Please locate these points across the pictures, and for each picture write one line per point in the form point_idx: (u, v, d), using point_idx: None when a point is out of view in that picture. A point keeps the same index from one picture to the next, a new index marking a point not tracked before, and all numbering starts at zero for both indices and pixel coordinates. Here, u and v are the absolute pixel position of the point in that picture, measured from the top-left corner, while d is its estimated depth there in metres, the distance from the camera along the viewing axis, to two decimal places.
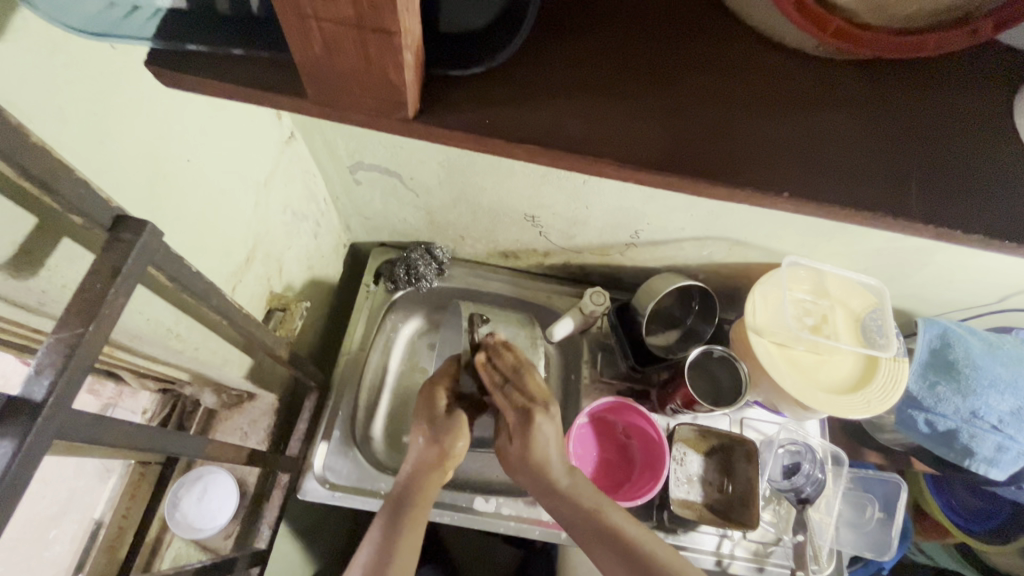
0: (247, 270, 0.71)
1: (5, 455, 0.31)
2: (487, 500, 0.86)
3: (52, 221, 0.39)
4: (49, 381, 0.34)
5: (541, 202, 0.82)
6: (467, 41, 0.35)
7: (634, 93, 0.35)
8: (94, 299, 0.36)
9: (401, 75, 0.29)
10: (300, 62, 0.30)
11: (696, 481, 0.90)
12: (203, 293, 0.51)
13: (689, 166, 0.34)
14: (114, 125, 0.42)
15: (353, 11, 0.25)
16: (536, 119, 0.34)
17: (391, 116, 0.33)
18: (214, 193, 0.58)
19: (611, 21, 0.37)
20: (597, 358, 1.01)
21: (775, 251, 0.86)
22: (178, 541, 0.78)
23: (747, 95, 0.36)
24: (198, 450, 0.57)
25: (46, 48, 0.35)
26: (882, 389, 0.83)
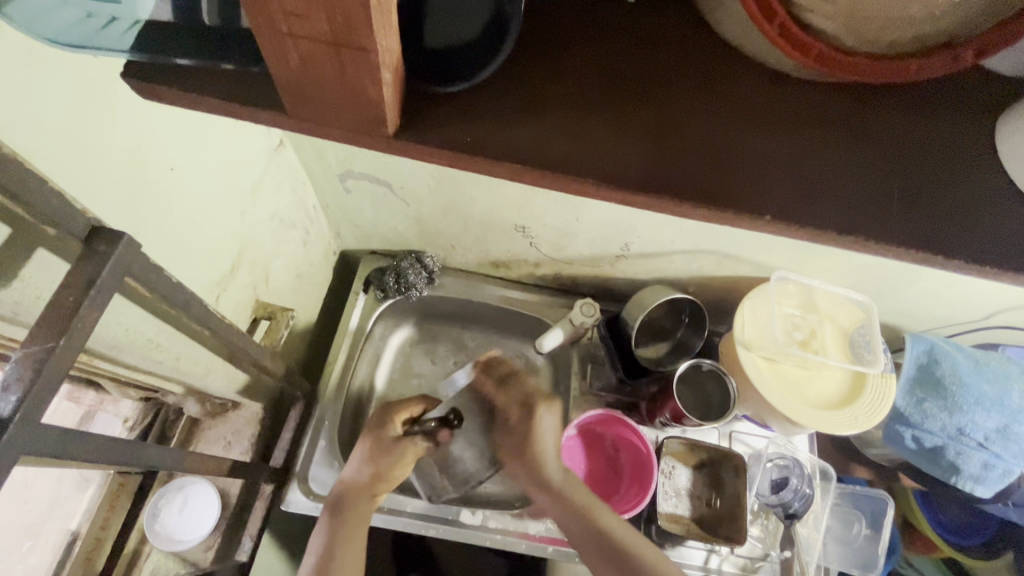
0: (232, 279, 0.70)
1: None
2: (474, 513, 0.85)
3: (28, 231, 0.38)
4: (16, 398, 0.33)
5: (530, 213, 0.84)
6: (453, 57, 0.34)
7: (618, 112, 0.35)
8: (66, 311, 0.35)
9: (380, 93, 0.28)
10: (279, 78, 0.29)
11: (684, 494, 0.90)
12: (183, 304, 0.50)
13: (671, 186, 0.33)
14: (95, 135, 0.41)
15: (329, 29, 0.24)
16: (520, 138, 0.34)
17: (371, 133, 0.32)
18: (197, 200, 0.57)
19: (597, 41, 0.37)
20: (586, 370, 1.01)
21: (764, 265, 0.86)
22: (156, 553, 0.76)
23: (730, 117, 0.36)
24: (176, 463, 0.55)
25: (23, 58, 0.34)
26: (870, 405, 0.83)
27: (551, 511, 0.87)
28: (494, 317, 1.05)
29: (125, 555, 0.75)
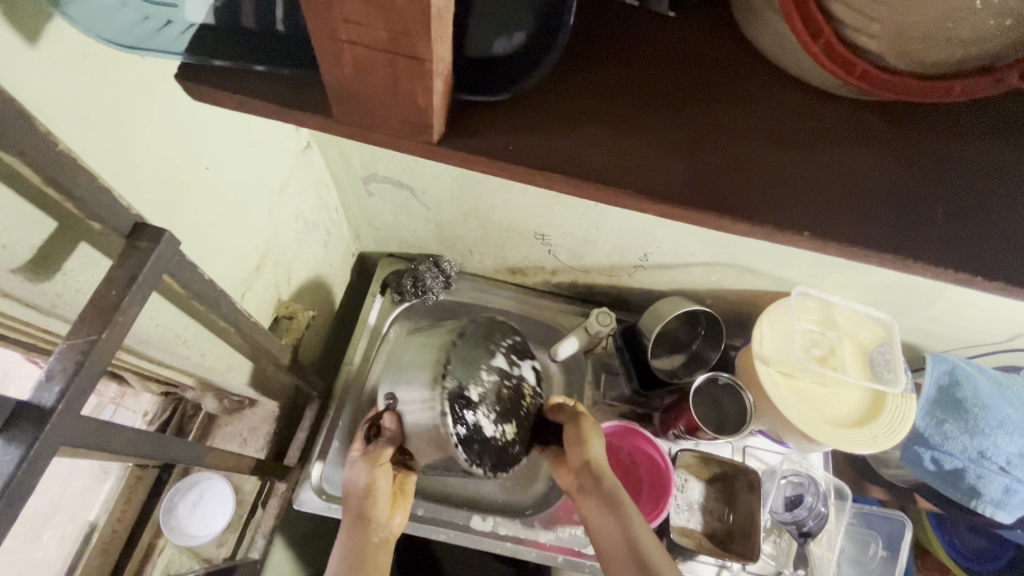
0: (257, 278, 0.71)
1: (10, 462, 0.31)
2: (484, 519, 0.89)
3: (71, 226, 0.39)
4: (60, 388, 0.34)
5: (551, 221, 0.85)
6: (495, 67, 0.34)
7: (659, 124, 0.34)
8: (109, 306, 0.36)
9: (430, 99, 0.28)
10: (330, 84, 0.29)
11: (696, 508, 0.91)
12: (214, 301, 0.51)
13: (713, 202, 0.33)
14: (139, 133, 0.42)
15: (387, 37, 0.24)
16: (560, 147, 0.33)
17: (412, 140, 0.32)
18: (227, 199, 0.58)
19: (638, 51, 0.36)
20: (600, 379, 1.01)
21: (784, 279, 0.86)
22: (170, 548, 0.76)
23: (771, 132, 0.35)
24: (198, 458, 0.56)
25: (74, 55, 0.35)
26: (889, 425, 0.82)
27: (562, 520, 0.89)
28: (510, 323, 1.06)
29: (141, 548, 0.75)
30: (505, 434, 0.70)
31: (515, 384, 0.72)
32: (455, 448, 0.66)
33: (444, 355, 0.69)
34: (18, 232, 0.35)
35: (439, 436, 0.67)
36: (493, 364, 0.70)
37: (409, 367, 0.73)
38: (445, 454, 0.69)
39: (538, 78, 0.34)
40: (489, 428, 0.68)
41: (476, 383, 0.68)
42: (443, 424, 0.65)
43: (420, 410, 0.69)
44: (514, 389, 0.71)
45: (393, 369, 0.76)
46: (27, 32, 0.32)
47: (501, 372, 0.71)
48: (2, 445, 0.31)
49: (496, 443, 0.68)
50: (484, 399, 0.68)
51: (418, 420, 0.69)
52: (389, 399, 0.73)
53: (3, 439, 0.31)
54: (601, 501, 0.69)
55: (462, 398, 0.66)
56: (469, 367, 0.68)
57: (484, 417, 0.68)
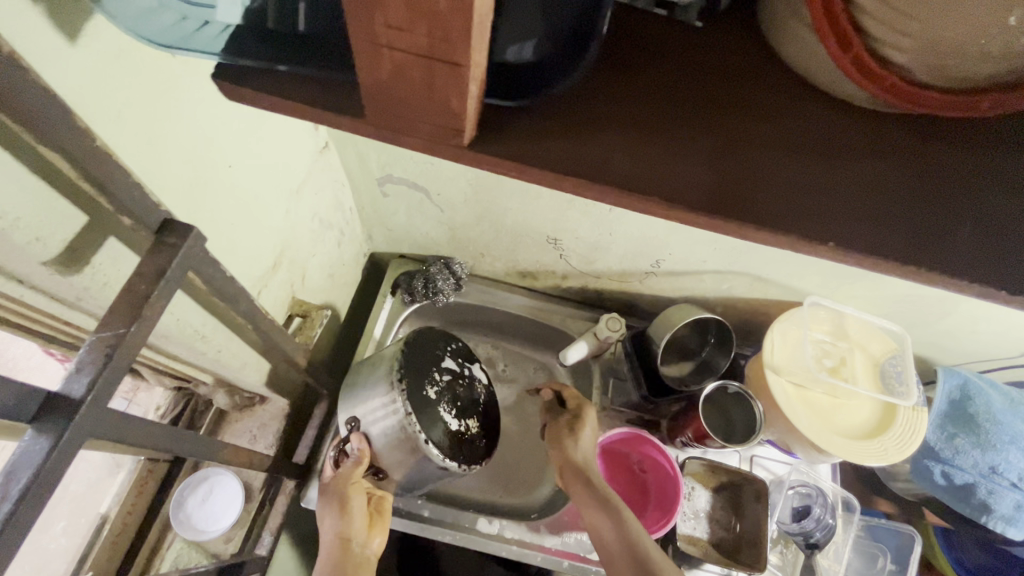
0: (273, 276, 0.71)
1: (40, 453, 0.31)
2: (491, 522, 0.88)
3: (102, 220, 0.39)
4: (89, 380, 0.34)
5: (564, 226, 0.85)
6: (525, 75, 0.34)
7: (684, 133, 0.34)
8: (137, 300, 0.37)
9: (464, 104, 0.28)
10: (366, 86, 0.29)
11: (703, 516, 0.90)
12: (233, 298, 0.52)
13: (735, 212, 0.33)
14: (168, 130, 0.43)
15: (427, 42, 0.25)
16: (586, 153, 0.33)
17: (443, 143, 0.32)
18: (248, 197, 0.58)
19: (665, 60, 0.37)
20: (608, 384, 1.01)
21: (797, 289, 0.86)
22: (179, 542, 0.77)
23: (795, 143, 0.35)
24: (212, 454, 0.56)
25: (111, 53, 0.36)
26: (900, 437, 0.81)
27: (567, 526, 0.89)
28: (518, 326, 1.06)
29: (149, 541, 0.76)
30: (468, 427, 0.68)
31: (468, 382, 0.72)
32: (426, 445, 0.64)
33: (395, 362, 0.68)
34: (51, 226, 0.35)
35: (408, 439, 0.64)
36: (444, 366, 0.70)
37: (364, 385, 0.70)
38: (417, 461, 0.66)
39: (567, 85, 0.34)
40: (450, 422, 0.67)
41: (431, 383, 0.68)
42: (409, 422, 0.63)
43: (381, 418, 0.66)
44: (468, 386, 0.71)
45: (348, 395, 0.72)
46: (68, 31, 0.33)
47: (454, 374, 0.71)
48: (32, 435, 0.32)
49: (462, 438, 0.67)
50: (441, 396, 0.68)
51: (384, 432, 0.66)
52: (351, 421, 0.68)
53: (33, 430, 0.32)
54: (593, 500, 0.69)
55: (420, 398, 0.66)
56: (422, 371, 0.68)
57: (446, 414, 0.67)
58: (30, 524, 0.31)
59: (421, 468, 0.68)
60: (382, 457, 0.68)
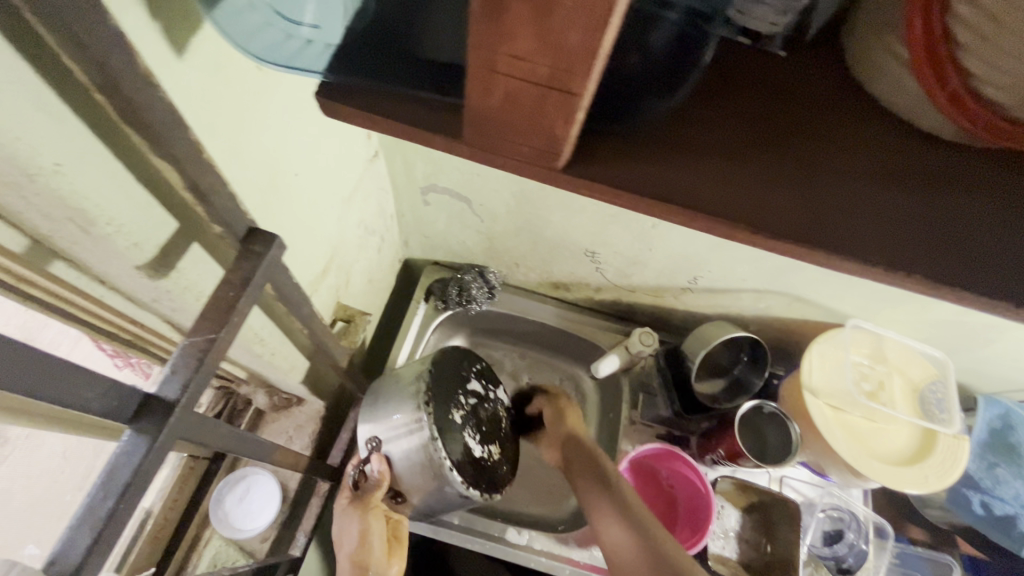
0: (322, 280, 0.72)
1: (140, 451, 0.32)
2: (520, 532, 0.88)
3: (190, 227, 0.40)
4: (182, 382, 0.35)
5: (604, 239, 0.86)
6: (618, 97, 0.35)
7: (771, 162, 0.35)
8: (225, 306, 0.38)
9: (568, 129, 0.29)
10: (471, 109, 0.30)
11: (732, 536, 0.91)
12: (296, 303, 0.53)
13: (822, 243, 0.33)
14: (253, 141, 0.44)
15: (547, 72, 0.26)
16: (675, 180, 0.34)
17: (538, 164, 0.33)
18: (309, 204, 0.60)
19: (750, 89, 0.37)
20: (638, 399, 1.02)
21: (837, 311, 0.86)
22: (218, 539, 0.79)
23: (881, 176, 0.35)
24: (265, 455, 0.57)
25: (212, 66, 0.37)
26: (941, 466, 0.80)
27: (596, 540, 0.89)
28: (549, 337, 1.06)
29: (188, 537, 0.77)
30: (490, 454, 0.68)
31: (492, 406, 0.72)
32: (450, 471, 0.62)
33: (420, 381, 0.66)
34: (148, 232, 0.37)
35: (433, 463, 0.62)
36: (469, 388, 0.69)
37: (386, 402, 0.68)
38: (438, 487, 0.64)
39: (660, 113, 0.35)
40: (474, 447, 0.66)
41: (456, 406, 0.67)
42: (434, 446, 0.62)
43: (406, 439, 0.64)
44: (489, 410, 0.71)
45: (367, 411, 0.70)
46: (176, 44, 0.33)
47: (479, 396, 0.71)
48: (132, 435, 0.33)
49: (484, 464, 0.67)
50: (466, 420, 0.67)
51: (406, 455, 0.64)
52: (371, 442, 0.67)
53: (134, 429, 0.33)
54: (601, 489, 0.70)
55: (445, 421, 0.65)
56: (448, 393, 0.67)
57: (471, 439, 0.67)
58: (128, 521, 0.32)
59: (441, 495, 0.66)
60: (403, 480, 0.66)
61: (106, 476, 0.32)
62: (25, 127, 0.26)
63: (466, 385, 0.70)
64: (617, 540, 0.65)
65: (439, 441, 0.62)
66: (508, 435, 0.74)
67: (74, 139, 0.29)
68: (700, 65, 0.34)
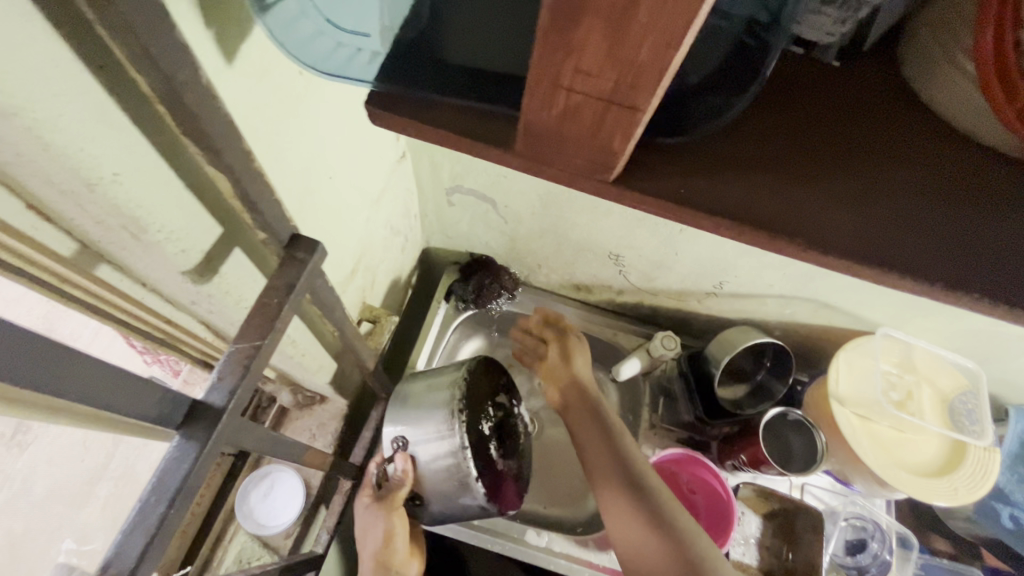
0: (350, 281, 0.73)
1: (189, 457, 0.33)
2: (540, 534, 0.88)
3: (233, 233, 0.41)
4: (230, 389, 0.35)
5: (630, 242, 0.85)
6: (673, 110, 0.35)
7: (827, 176, 0.34)
8: (268, 313, 0.38)
9: (625, 144, 0.29)
10: (527, 122, 0.30)
11: (753, 542, 0.89)
12: (329, 306, 0.53)
13: (880, 260, 0.32)
14: (292, 145, 0.44)
15: (612, 87, 0.25)
16: (729, 193, 0.33)
17: (590, 177, 0.33)
18: (342, 206, 0.60)
19: (805, 103, 0.37)
20: (658, 403, 1.01)
21: (866, 318, 0.84)
22: (242, 536, 0.79)
23: (941, 190, 0.35)
24: (297, 456, 0.57)
25: (260, 74, 0.37)
26: (970, 479, 0.79)
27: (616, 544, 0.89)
28: None
29: (214, 531, 0.79)
30: (510, 468, 0.70)
31: (514, 421, 0.73)
32: (475, 483, 0.63)
33: (455, 388, 0.66)
34: (195, 238, 0.37)
35: (460, 471, 0.63)
36: (498, 401, 0.70)
37: (415, 402, 0.66)
38: (460, 496, 0.64)
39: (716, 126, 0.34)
40: (495, 461, 0.68)
41: (484, 417, 0.68)
42: (462, 455, 0.62)
43: (435, 443, 0.63)
44: (512, 425, 0.72)
45: (395, 407, 0.67)
46: (227, 52, 0.33)
47: (504, 410, 0.72)
48: (181, 440, 0.33)
49: (503, 479, 0.68)
50: (493, 433, 0.68)
51: (433, 459, 0.64)
52: (398, 440, 0.65)
53: (183, 435, 0.33)
54: (596, 432, 0.69)
55: (474, 433, 0.66)
56: (478, 404, 0.67)
57: (495, 452, 0.68)
58: (177, 529, 0.32)
59: (458, 506, 0.66)
60: (425, 484, 0.65)
61: (156, 485, 0.32)
62: (87, 137, 0.26)
63: (493, 398, 0.71)
64: (609, 481, 0.65)
65: (469, 453, 0.63)
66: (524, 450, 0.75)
67: (131, 146, 0.29)
68: (762, 79, 0.33)
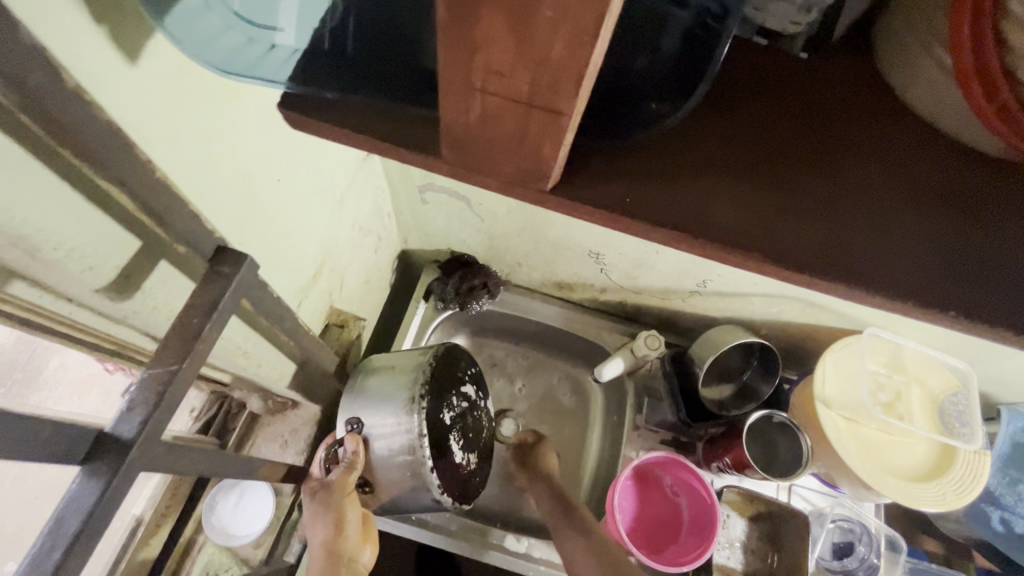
0: (313, 286, 0.70)
1: (92, 496, 0.30)
2: (518, 540, 0.86)
3: (154, 245, 0.38)
4: (141, 419, 0.33)
5: (609, 241, 0.82)
6: (622, 111, 0.32)
7: (788, 181, 0.31)
8: (189, 334, 0.36)
9: (556, 151, 0.26)
10: (448, 127, 0.27)
11: (738, 546, 0.87)
12: (278, 317, 0.50)
13: (846, 274, 0.29)
14: (225, 148, 0.40)
15: (529, 89, 0.22)
16: (680, 201, 0.30)
17: (526, 185, 0.30)
18: (297, 208, 0.57)
19: (767, 100, 0.33)
20: (643, 403, 0.98)
21: (853, 317, 0.82)
22: (210, 546, 0.77)
23: (913, 195, 0.31)
24: (252, 473, 0.55)
25: (172, 72, 0.33)
26: (960, 482, 0.77)
27: None
28: (552, 337, 1.03)
29: (181, 544, 0.75)
30: (469, 462, 0.68)
31: (478, 413, 0.71)
32: (430, 474, 0.60)
33: (419, 373, 0.64)
34: (104, 254, 0.34)
35: (414, 460, 0.60)
36: (462, 391, 0.68)
37: (376, 390, 0.65)
38: (413, 484, 0.61)
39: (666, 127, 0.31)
40: (456, 454, 0.66)
41: (447, 407, 0.65)
42: (419, 445, 0.60)
43: (391, 433, 0.61)
44: (475, 416, 0.70)
45: (353, 395, 0.66)
46: (128, 50, 0.30)
47: (469, 402, 0.70)
48: (83, 479, 0.31)
49: (462, 472, 0.66)
50: (455, 423, 0.66)
51: (389, 449, 0.61)
52: (353, 423, 0.63)
53: (84, 473, 0.31)
54: (561, 515, 0.77)
55: (435, 423, 0.63)
56: (442, 393, 0.65)
57: (455, 442, 0.66)
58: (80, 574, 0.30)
59: (413, 495, 0.63)
60: (379, 473, 0.63)
61: (53, 528, 0.29)
62: None
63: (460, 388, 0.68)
64: (572, 545, 0.71)
65: (425, 441, 0.60)
66: (484, 442, 0.73)
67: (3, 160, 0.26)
68: (712, 72, 0.29)
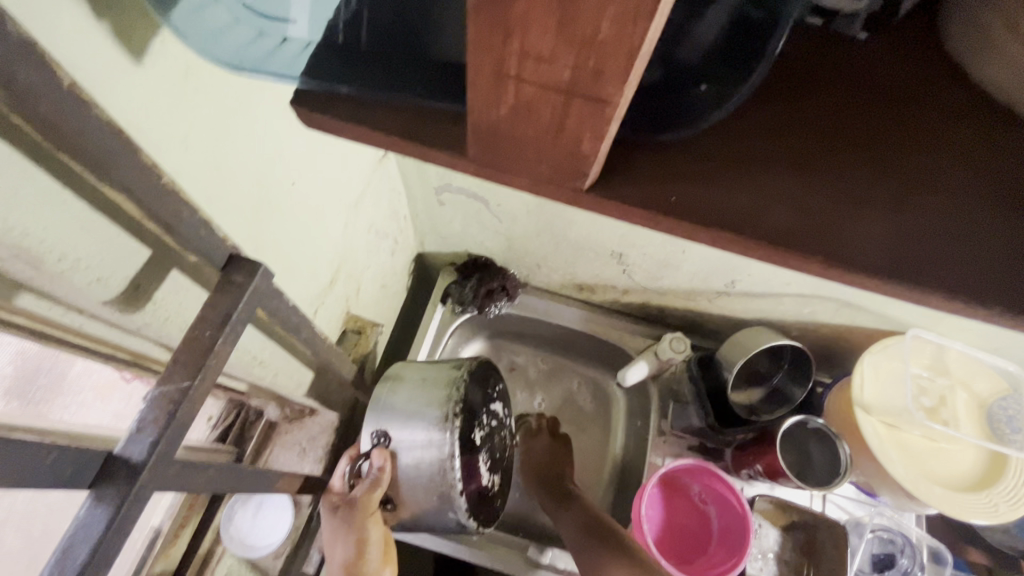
0: (329, 292, 0.68)
1: (100, 523, 0.28)
2: (542, 551, 0.82)
3: (163, 254, 0.36)
4: (151, 441, 0.31)
5: (632, 241, 0.79)
6: (664, 100, 0.29)
7: (853, 174, 0.28)
8: (202, 348, 0.34)
9: (596, 145, 0.23)
10: (474, 121, 0.24)
11: (772, 557, 0.83)
12: (293, 326, 0.48)
13: (924, 276, 0.26)
14: (237, 151, 0.38)
15: (570, 77, 0.20)
16: (733, 198, 0.27)
17: (560, 184, 0.27)
18: (312, 212, 0.55)
19: (824, 85, 0.30)
20: (667, 409, 0.94)
21: (891, 317, 0.77)
22: (229, 558, 0.75)
23: (994, 187, 0.28)
24: (270, 486, 0.53)
25: (180, 71, 0.32)
26: (1012, 493, 0.72)
27: None
28: (573, 340, 1.00)
29: (199, 553, 0.73)
30: (494, 483, 0.66)
31: (505, 433, 0.69)
32: (458, 496, 0.59)
33: (453, 389, 0.61)
34: (112, 265, 0.32)
35: (444, 481, 0.58)
36: (492, 409, 0.66)
37: (405, 400, 0.61)
38: (440, 504, 0.59)
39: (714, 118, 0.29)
40: (483, 476, 0.64)
41: (478, 425, 0.63)
42: (450, 465, 0.58)
43: (422, 450, 0.58)
44: (501, 435, 0.69)
45: (378, 405, 0.61)
46: (133, 49, 0.28)
47: (498, 420, 0.68)
48: (90, 505, 0.29)
49: (486, 494, 0.65)
50: (485, 442, 0.64)
51: (418, 465, 0.59)
52: (379, 437, 0.59)
53: (92, 499, 0.29)
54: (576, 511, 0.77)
55: (466, 441, 0.61)
56: (473, 410, 0.63)
57: (483, 462, 0.64)
58: None
59: (438, 516, 0.61)
60: (405, 490, 0.60)
61: (59, 558, 0.28)
62: None
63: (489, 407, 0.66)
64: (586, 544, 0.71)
65: (456, 462, 0.58)
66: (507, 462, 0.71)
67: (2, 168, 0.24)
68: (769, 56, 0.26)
